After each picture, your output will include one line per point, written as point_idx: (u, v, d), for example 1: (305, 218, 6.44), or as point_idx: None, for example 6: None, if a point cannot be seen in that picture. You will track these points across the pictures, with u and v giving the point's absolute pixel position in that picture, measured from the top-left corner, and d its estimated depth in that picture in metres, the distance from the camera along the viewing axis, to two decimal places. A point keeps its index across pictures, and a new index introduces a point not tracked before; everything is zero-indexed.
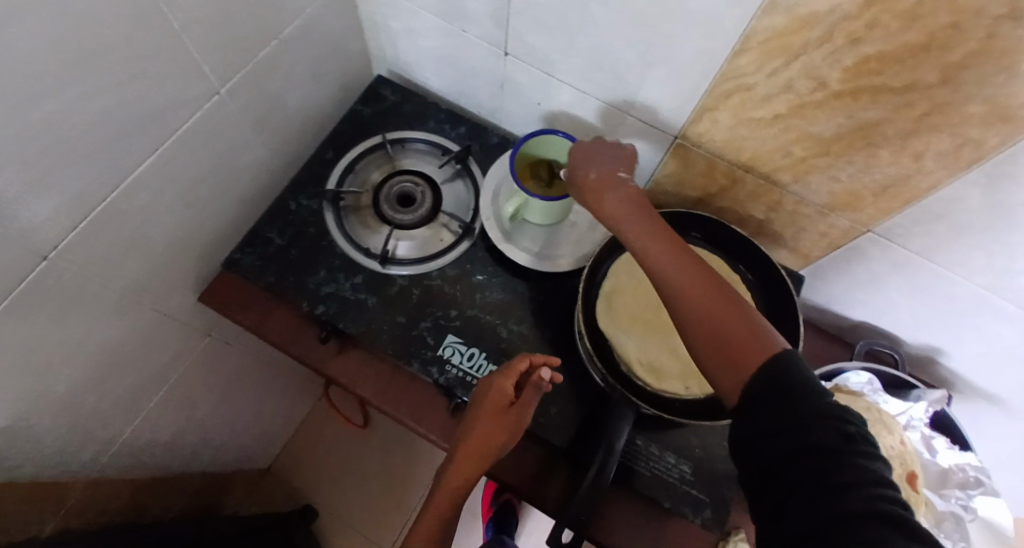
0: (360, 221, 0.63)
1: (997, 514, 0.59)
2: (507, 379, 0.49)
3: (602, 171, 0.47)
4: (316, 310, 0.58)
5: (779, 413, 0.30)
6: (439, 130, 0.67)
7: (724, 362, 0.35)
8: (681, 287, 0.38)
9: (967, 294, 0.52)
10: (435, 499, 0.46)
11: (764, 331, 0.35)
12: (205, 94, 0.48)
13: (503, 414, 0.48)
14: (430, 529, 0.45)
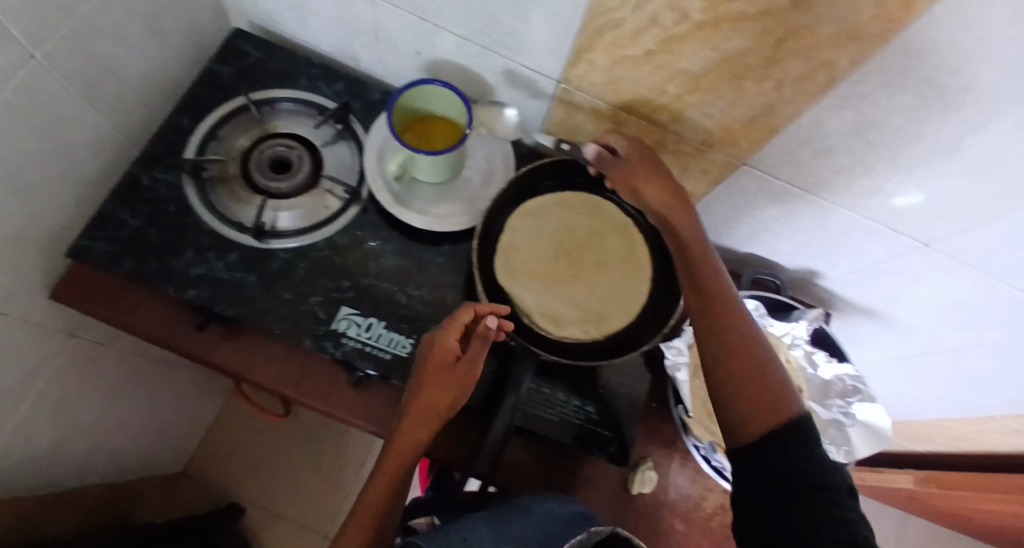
0: (230, 193, 0.57)
1: (874, 419, 0.62)
2: (452, 331, 0.47)
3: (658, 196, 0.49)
4: (187, 296, 0.53)
5: (781, 448, 0.41)
6: (313, 87, 0.62)
7: (748, 401, 0.43)
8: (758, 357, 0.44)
9: (840, 216, 0.57)
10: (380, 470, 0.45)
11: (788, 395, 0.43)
12: (16, 61, 0.40)
13: (452, 374, 0.46)
14: (379, 497, 0.44)
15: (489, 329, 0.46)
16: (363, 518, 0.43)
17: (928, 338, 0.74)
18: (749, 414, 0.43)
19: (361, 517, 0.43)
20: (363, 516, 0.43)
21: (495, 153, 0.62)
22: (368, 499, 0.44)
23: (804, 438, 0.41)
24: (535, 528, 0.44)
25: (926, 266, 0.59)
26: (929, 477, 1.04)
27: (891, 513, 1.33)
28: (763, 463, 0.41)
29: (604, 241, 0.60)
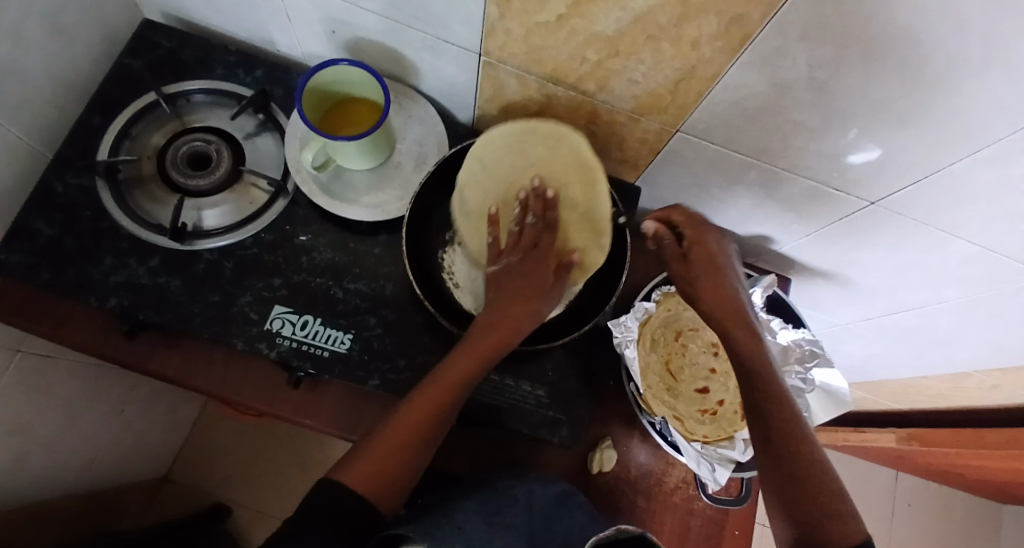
0: (147, 194, 0.55)
1: (832, 381, 0.61)
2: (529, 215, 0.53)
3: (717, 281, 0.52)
4: (108, 304, 0.51)
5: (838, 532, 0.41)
6: (230, 75, 0.60)
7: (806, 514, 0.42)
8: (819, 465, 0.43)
9: (779, 180, 0.56)
10: (434, 385, 0.46)
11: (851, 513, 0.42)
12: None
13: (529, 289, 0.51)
14: (429, 405, 0.45)
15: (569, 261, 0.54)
16: (409, 419, 0.44)
17: (890, 300, 0.73)
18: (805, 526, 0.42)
19: (407, 421, 0.44)
20: (406, 421, 0.44)
21: (427, 136, 0.60)
22: (416, 407, 0.45)
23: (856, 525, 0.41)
24: (523, 519, 0.43)
25: (876, 224, 0.57)
26: (912, 435, 1.03)
27: (878, 471, 1.33)
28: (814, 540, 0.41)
29: (561, 191, 0.54)
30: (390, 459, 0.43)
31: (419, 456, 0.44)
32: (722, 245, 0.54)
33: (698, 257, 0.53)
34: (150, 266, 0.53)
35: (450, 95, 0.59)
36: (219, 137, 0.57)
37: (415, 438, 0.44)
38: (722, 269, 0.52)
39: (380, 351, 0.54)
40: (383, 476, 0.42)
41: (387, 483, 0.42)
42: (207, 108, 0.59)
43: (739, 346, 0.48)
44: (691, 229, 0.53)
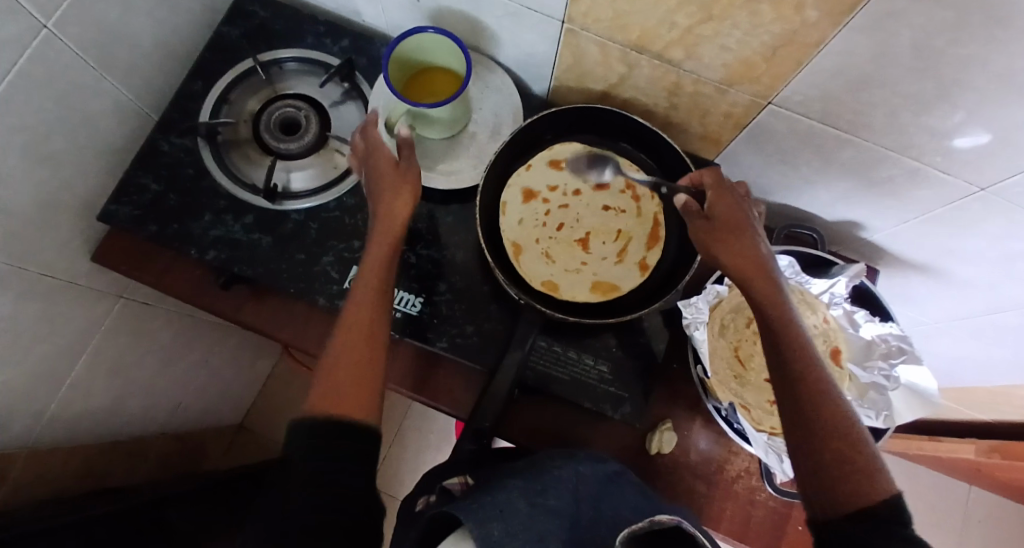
0: (242, 155, 0.59)
1: (919, 380, 0.57)
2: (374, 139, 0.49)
3: (728, 213, 0.46)
4: (208, 256, 0.56)
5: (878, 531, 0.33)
6: (319, 44, 0.62)
7: (834, 469, 0.36)
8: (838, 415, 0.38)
9: (876, 160, 0.52)
10: (351, 315, 0.45)
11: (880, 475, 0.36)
12: (29, 30, 0.42)
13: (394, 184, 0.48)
14: (363, 328, 0.44)
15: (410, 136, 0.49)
16: (353, 348, 0.44)
17: (993, 299, 0.67)
18: (830, 485, 0.36)
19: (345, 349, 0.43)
20: (351, 353, 0.43)
21: (504, 106, 0.60)
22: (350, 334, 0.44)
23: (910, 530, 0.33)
24: (568, 501, 0.38)
25: (986, 212, 0.52)
26: (995, 447, 0.96)
27: (953, 485, 1.23)
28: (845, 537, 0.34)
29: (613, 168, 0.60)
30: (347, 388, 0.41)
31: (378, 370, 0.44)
32: (744, 205, 0.47)
33: (720, 214, 0.46)
34: (243, 224, 0.57)
35: (528, 64, 0.59)
36: (307, 105, 0.60)
37: (365, 348, 0.44)
38: (750, 229, 0.45)
39: (448, 315, 0.56)
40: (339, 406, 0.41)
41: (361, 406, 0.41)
42: (295, 76, 0.62)
43: (759, 296, 0.43)
44: (716, 187, 0.48)
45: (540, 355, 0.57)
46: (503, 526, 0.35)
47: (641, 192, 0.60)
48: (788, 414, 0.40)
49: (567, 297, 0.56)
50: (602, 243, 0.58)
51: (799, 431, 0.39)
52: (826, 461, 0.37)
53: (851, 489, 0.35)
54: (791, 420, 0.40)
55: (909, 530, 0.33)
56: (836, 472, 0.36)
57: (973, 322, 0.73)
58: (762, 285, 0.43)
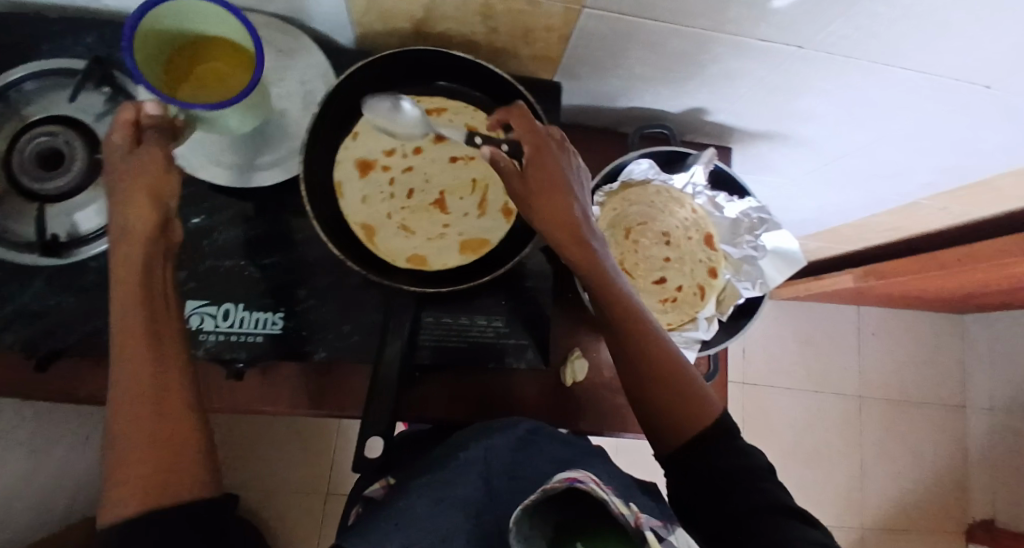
0: (2, 210, 0.48)
1: (782, 243, 0.62)
2: (117, 132, 0.36)
3: (540, 180, 0.42)
4: (1, 342, 0.46)
5: (711, 463, 0.39)
6: (58, 49, 0.50)
7: (667, 413, 0.41)
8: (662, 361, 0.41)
9: (702, 42, 0.51)
10: (119, 360, 0.31)
11: (704, 400, 0.41)
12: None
13: (134, 179, 0.35)
14: (142, 370, 0.31)
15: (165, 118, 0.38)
16: (127, 396, 0.30)
17: (833, 147, 0.71)
18: (671, 428, 0.41)
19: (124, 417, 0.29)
20: (124, 402, 0.30)
21: (309, 71, 0.52)
22: (126, 386, 0.30)
23: (733, 438, 0.41)
24: (478, 481, 0.39)
25: (806, 68, 0.53)
26: (870, 271, 1.04)
27: (842, 310, 1.41)
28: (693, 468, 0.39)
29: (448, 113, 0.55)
30: (150, 463, 0.28)
31: (195, 408, 0.32)
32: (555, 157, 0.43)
33: (534, 175, 0.42)
34: (34, 290, 0.47)
35: (321, 16, 0.51)
36: (67, 129, 0.49)
37: (157, 397, 0.30)
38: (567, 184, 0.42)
39: (317, 321, 0.51)
40: (154, 483, 0.28)
41: (184, 472, 0.29)
42: (37, 95, 0.50)
43: (584, 267, 0.42)
44: (528, 140, 0.43)
45: (429, 330, 0.54)
46: (403, 536, 0.34)
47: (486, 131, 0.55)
48: (625, 365, 0.42)
49: (437, 266, 0.53)
50: (459, 198, 0.55)
51: (637, 378, 0.42)
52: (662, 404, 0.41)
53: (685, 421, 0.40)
54: (629, 370, 0.42)
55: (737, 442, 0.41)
56: (669, 414, 0.41)
57: (822, 171, 0.79)
58: (587, 252, 0.41)
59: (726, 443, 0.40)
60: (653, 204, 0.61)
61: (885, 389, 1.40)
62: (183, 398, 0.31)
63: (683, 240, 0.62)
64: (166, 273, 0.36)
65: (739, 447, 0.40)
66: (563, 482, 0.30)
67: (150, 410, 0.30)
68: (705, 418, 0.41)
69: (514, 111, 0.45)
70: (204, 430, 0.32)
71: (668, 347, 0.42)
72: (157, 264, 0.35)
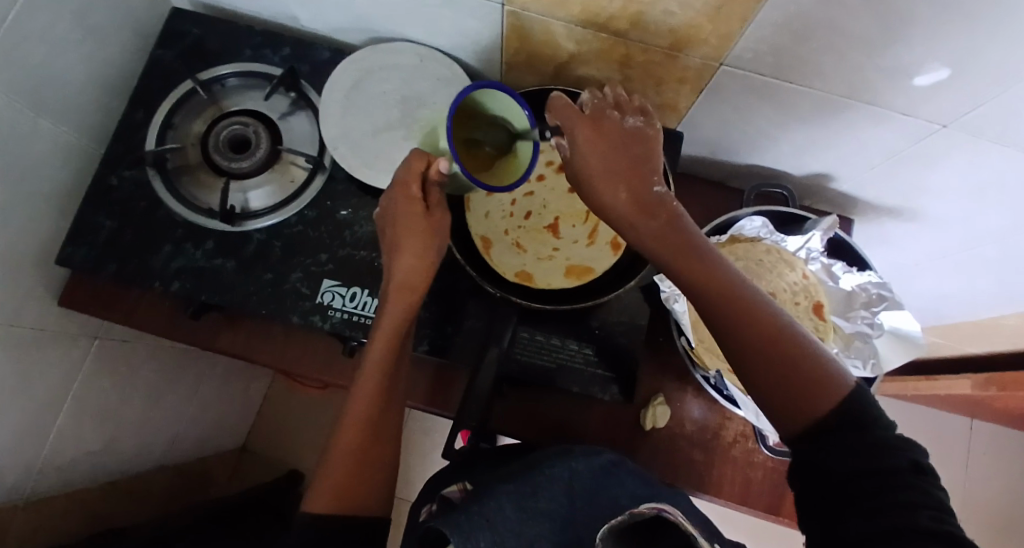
0: (194, 180, 0.57)
1: (902, 325, 0.57)
2: (412, 182, 0.46)
3: (596, 156, 0.43)
4: (172, 288, 0.55)
5: (834, 439, 0.33)
6: (259, 56, 0.60)
7: (786, 397, 0.35)
8: (772, 334, 0.36)
9: (837, 109, 0.51)
10: (363, 382, 0.45)
11: (829, 374, 0.35)
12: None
13: (414, 241, 0.46)
14: (371, 395, 0.45)
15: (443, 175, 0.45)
16: (358, 412, 0.45)
17: (967, 232, 0.67)
18: (792, 413, 0.35)
19: (351, 434, 0.44)
20: (357, 417, 0.45)
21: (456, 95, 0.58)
22: (359, 414, 0.45)
23: (870, 427, 0.33)
24: (562, 501, 0.39)
25: (949, 148, 0.52)
26: (990, 379, 0.93)
27: (950, 419, 1.25)
28: (816, 461, 0.33)
29: None
30: (353, 465, 0.44)
31: (392, 435, 0.47)
32: (610, 132, 0.44)
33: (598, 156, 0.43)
34: (205, 249, 0.56)
35: (477, 51, 0.57)
36: (255, 121, 0.58)
37: (373, 424, 0.45)
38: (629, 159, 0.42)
39: (426, 318, 0.56)
40: (353, 479, 0.44)
41: (371, 482, 0.45)
42: (238, 92, 0.60)
43: (655, 238, 0.40)
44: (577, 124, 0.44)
45: (521, 345, 0.56)
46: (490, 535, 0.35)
47: None
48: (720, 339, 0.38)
49: (542, 285, 0.55)
50: (570, 226, 0.58)
51: (737, 358, 0.37)
52: (768, 377, 0.36)
53: (802, 399, 0.35)
54: (726, 347, 0.38)
55: (875, 433, 0.33)
56: (787, 397, 0.35)
57: (951, 257, 0.74)
58: (652, 223, 0.40)
59: (853, 428, 0.33)
60: (761, 261, 0.59)
61: (999, 518, 1.20)
62: (386, 432, 0.46)
63: (790, 304, 0.59)
64: (411, 325, 0.48)
65: (876, 438, 0.33)
66: (651, 510, 0.34)
67: (367, 438, 0.45)
68: (827, 393, 0.34)
69: (556, 103, 0.45)
70: (393, 453, 0.47)
71: (768, 310, 0.37)
72: (408, 320, 0.47)
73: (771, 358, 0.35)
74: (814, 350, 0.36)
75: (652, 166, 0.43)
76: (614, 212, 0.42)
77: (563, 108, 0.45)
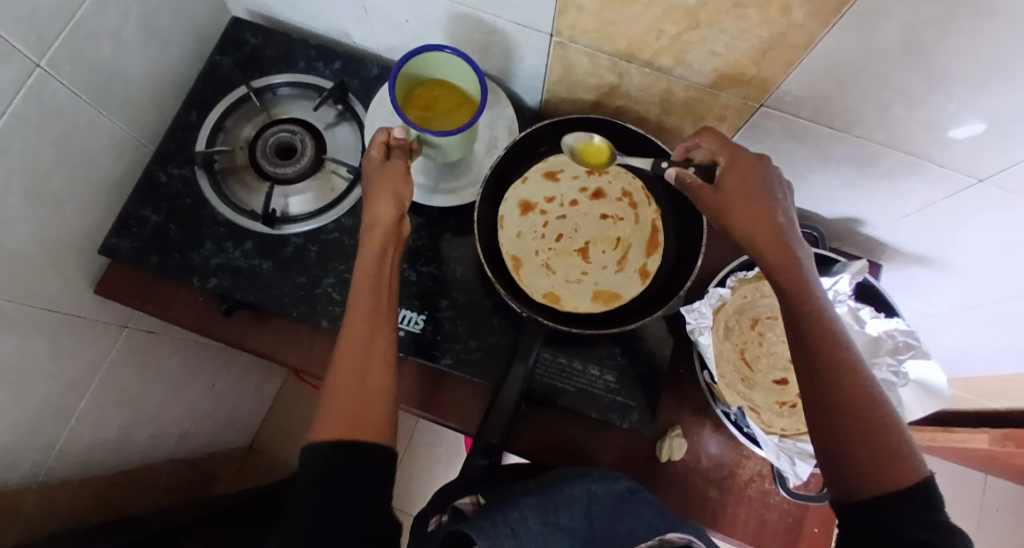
0: (240, 183, 0.60)
1: (928, 375, 0.56)
2: (374, 149, 0.50)
3: (739, 184, 0.44)
4: (209, 284, 0.56)
5: (899, 513, 0.34)
6: (311, 69, 0.63)
7: (859, 455, 0.36)
8: (865, 398, 0.37)
9: (872, 157, 0.52)
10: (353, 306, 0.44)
11: (909, 456, 0.36)
12: (21, 71, 0.43)
13: (382, 185, 0.47)
14: (363, 315, 0.43)
15: (402, 141, 0.50)
16: (357, 328, 0.43)
17: (997, 287, 0.66)
18: (862, 473, 0.36)
19: (349, 354, 0.41)
20: (356, 332, 0.42)
21: (497, 119, 0.61)
22: (352, 336, 0.42)
23: (933, 507, 0.34)
24: (582, 520, 0.39)
25: (984, 203, 0.52)
26: (1008, 435, 0.91)
27: (965, 475, 1.22)
28: (870, 520, 0.35)
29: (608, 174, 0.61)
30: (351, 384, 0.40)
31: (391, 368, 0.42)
32: (762, 167, 0.45)
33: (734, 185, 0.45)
34: (244, 249, 0.58)
35: (522, 77, 0.59)
36: (301, 129, 0.61)
37: (368, 340, 0.42)
38: (768, 196, 0.43)
39: (451, 331, 0.57)
40: (352, 400, 0.39)
41: (372, 408, 0.39)
42: (288, 101, 0.63)
43: (781, 267, 0.42)
44: (724, 154, 0.46)
45: (543, 366, 0.57)
46: (515, 544, 0.35)
47: (638, 199, 0.60)
48: (807, 383, 0.40)
49: (569, 308, 0.56)
50: (601, 251, 0.59)
51: (818, 406, 0.38)
52: (845, 431, 0.37)
53: (874, 470, 0.35)
54: (809, 393, 0.39)
55: (936, 514, 0.34)
56: (859, 456, 0.36)
57: (978, 311, 0.73)
58: (785, 252, 0.42)
59: (921, 508, 0.34)
60: None
61: None
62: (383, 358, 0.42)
63: None
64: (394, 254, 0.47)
65: (940, 520, 0.33)
66: (680, 539, 0.40)
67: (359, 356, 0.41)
68: (905, 474, 0.35)
69: (708, 131, 0.48)
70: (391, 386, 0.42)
71: (868, 376, 0.38)
72: (389, 249, 0.47)
73: (858, 415, 0.37)
74: (904, 431, 0.37)
75: (790, 212, 0.44)
76: (746, 233, 0.43)
77: (711, 136, 0.48)
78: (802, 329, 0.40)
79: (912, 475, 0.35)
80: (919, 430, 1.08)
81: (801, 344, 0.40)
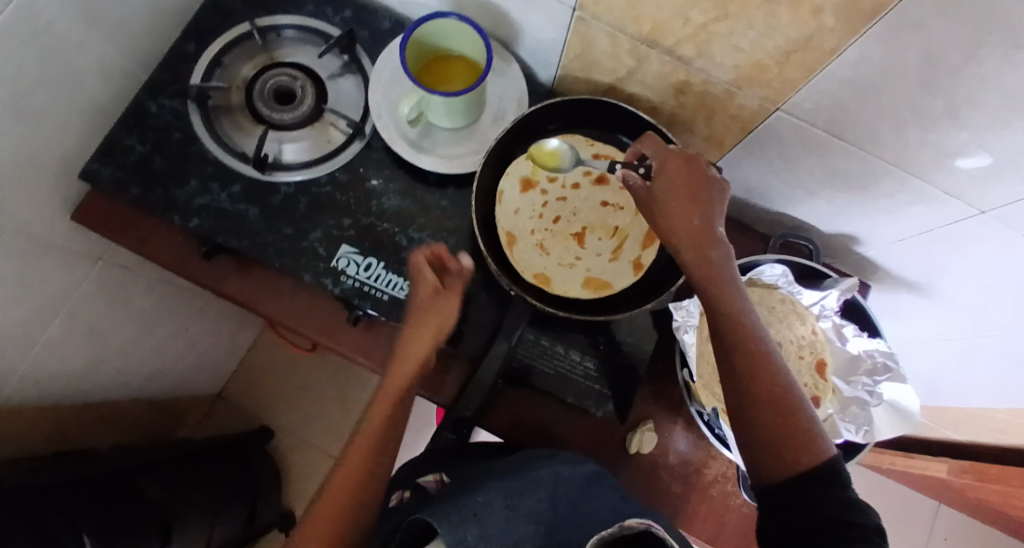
0: (234, 123, 0.58)
1: (902, 399, 0.56)
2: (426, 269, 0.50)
3: (669, 182, 0.44)
4: (191, 224, 0.54)
5: (814, 493, 0.34)
6: (318, 13, 0.60)
7: (772, 443, 0.36)
8: (774, 386, 0.37)
9: (879, 175, 0.51)
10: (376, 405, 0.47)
11: (816, 436, 0.36)
12: None
13: (426, 320, 0.49)
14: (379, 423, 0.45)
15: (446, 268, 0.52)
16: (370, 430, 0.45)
17: (980, 319, 0.67)
18: (776, 460, 0.36)
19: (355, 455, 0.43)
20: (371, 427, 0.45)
21: (507, 90, 0.59)
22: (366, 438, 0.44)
23: (840, 486, 0.34)
24: (547, 504, 0.38)
25: (981, 234, 0.52)
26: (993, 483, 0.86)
27: (918, 498, 1.26)
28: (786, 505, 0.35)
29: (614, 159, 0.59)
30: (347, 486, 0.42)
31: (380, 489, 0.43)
32: (697, 167, 0.45)
33: (667, 184, 0.45)
34: (230, 192, 0.56)
35: (537, 49, 0.57)
36: (303, 75, 0.58)
37: (377, 445, 0.44)
38: (696, 197, 0.43)
39: None
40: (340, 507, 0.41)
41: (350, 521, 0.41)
42: (292, 44, 0.60)
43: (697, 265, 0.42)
44: (659, 156, 0.46)
45: (525, 345, 0.56)
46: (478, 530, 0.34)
47: None
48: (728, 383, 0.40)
49: (557, 291, 0.56)
50: (597, 238, 0.58)
51: (737, 400, 0.39)
52: (758, 421, 0.37)
53: (788, 456, 0.36)
54: (729, 390, 0.39)
55: (842, 492, 0.34)
56: (772, 444, 0.36)
57: (959, 341, 0.74)
58: (702, 250, 0.42)
59: (828, 486, 0.34)
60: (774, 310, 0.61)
61: None
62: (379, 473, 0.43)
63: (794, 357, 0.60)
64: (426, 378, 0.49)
65: (850, 499, 0.34)
66: (638, 524, 0.34)
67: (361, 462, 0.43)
68: (812, 454, 0.35)
69: (648, 137, 0.48)
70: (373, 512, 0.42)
71: (778, 365, 0.38)
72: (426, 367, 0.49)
73: (767, 405, 0.37)
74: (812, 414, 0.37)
75: (720, 210, 0.44)
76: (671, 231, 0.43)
77: (651, 141, 0.48)
78: (718, 323, 0.40)
79: (818, 456, 0.35)
80: (881, 450, 1.10)
81: (719, 341, 0.40)
